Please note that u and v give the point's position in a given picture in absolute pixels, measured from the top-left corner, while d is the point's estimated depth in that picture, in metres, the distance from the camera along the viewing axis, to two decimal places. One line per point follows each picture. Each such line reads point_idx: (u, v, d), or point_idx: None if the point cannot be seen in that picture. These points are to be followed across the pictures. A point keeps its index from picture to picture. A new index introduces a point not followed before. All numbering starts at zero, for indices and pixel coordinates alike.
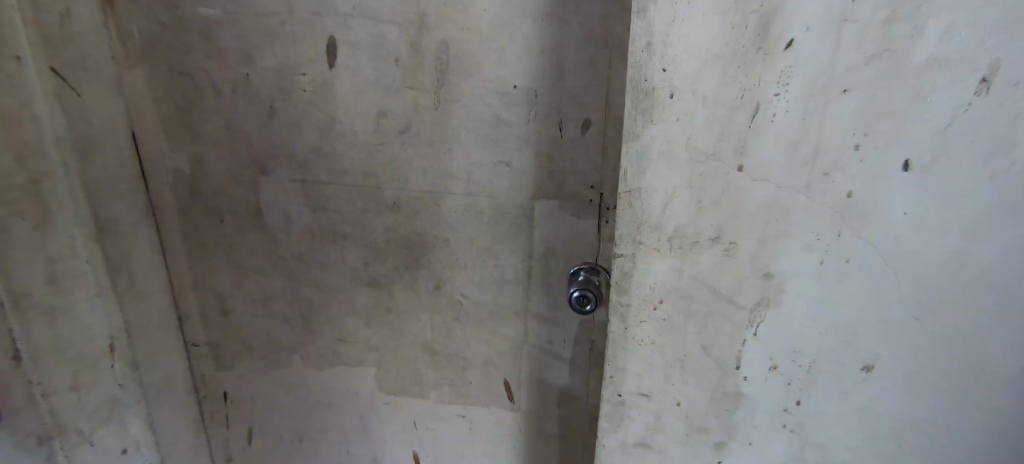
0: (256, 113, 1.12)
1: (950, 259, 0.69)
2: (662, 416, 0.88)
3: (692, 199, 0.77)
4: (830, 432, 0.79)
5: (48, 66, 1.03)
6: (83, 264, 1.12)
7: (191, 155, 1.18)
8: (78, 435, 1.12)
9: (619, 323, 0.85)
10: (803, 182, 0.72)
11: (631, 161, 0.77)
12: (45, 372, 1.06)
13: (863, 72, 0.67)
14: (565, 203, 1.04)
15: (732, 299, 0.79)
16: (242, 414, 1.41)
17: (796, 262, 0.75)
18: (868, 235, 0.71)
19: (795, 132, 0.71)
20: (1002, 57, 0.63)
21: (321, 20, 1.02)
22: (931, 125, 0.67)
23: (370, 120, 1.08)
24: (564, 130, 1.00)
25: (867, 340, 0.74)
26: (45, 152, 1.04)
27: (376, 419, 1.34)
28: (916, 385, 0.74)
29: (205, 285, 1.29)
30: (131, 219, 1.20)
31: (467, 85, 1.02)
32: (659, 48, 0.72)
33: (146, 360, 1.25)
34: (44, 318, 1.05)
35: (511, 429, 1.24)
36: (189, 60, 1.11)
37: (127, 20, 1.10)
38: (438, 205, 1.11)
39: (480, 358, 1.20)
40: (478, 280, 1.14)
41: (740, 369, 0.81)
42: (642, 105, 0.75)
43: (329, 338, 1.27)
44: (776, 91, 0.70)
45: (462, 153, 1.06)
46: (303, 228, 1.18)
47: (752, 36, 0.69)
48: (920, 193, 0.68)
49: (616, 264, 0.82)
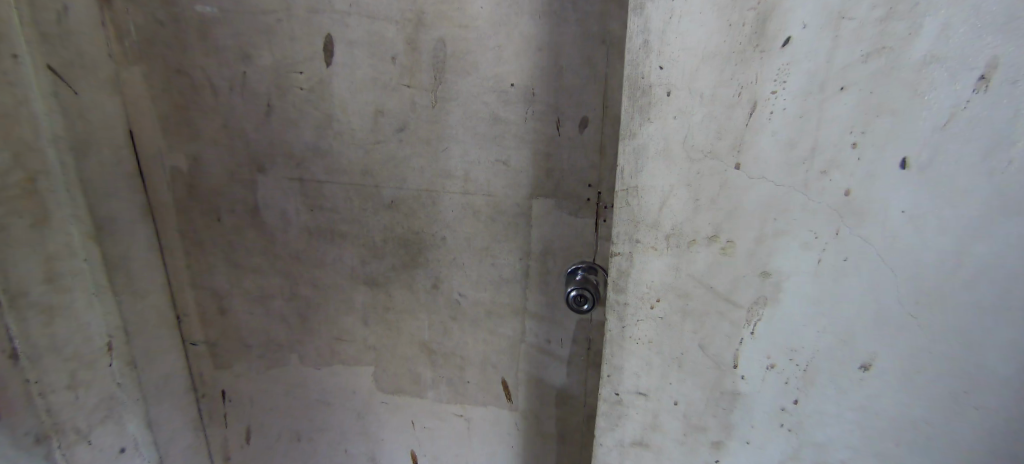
0: (254, 112, 1.12)
1: (948, 258, 0.69)
2: (659, 415, 0.87)
3: (690, 197, 0.76)
4: (830, 434, 0.78)
5: (45, 64, 1.03)
6: (80, 263, 1.12)
7: (189, 153, 1.18)
8: (76, 434, 1.12)
9: (617, 322, 0.85)
10: (800, 180, 0.72)
11: (629, 159, 0.77)
12: (42, 371, 1.05)
13: (861, 69, 0.67)
14: (563, 202, 1.04)
15: (730, 299, 0.78)
16: (240, 414, 1.41)
17: (793, 260, 0.74)
18: (866, 233, 0.71)
19: (794, 130, 0.71)
20: (1001, 54, 0.63)
21: (318, 18, 1.02)
22: (929, 123, 0.66)
23: (367, 119, 1.08)
24: (561, 128, 1.00)
25: (865, 339, 0.74)
26: (43, 150, 1.04)
27: (374, 419, 1.33)
28: (914, 384, 0.73)
29: (203, 284, 1.29)
30: (129, 217, 1.19)
31: (465, 83, 1.01)
32: (657, 46, 0.73)
33: (144, 359, 1.25)
34: (40, 316, 1.05)
35: (510, 429, 1.23)
36: (187, 58, 1.11)
37: (125, 19, 1.10)
38: (435, 204, 1.10)
39: (478, 357, 1.19)
40: (476, 279, 1.13)
41: (737, 368, 0.81)
42: (640, 102, 0.75)
43: (327, 337, 1.27)
44: (773, 88, 0.70)
45: (459, 151, 1.06)
46: (300, 226, 1.18)
47: (749, 34, 0.69)
48: (918, 192, 0.68)
49: (614, 262, 0.82)
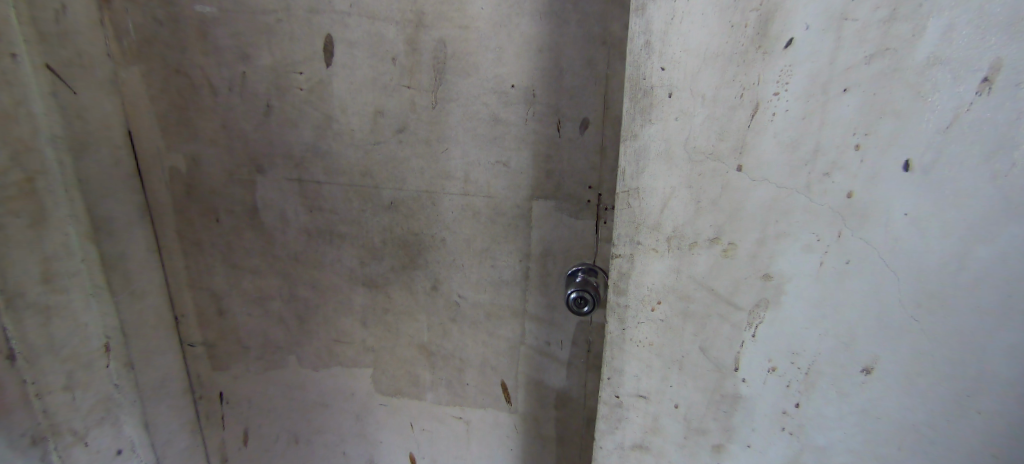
0: (252, 113, 1.11)
1: (951, 260, 0.68)
2: (660, 418, 0.87)
3: (691, 199, 0.76)
4: (831, 438, 0.78)
5: (43, 63, 1.02)
6: (77, 263, 1.11)
7: (187, 152, 1.17)
8: (72, 436, 1.11)
9: (617, 324, 0.84)
10: (802, 183, 0.71)
11: (629, 160, 0.77)
12: (39, 372, 1.05)
13: (863, 71, 0.67)
14: (563, 204, 1.03)
15: (732, 301, 0.78)
16: (237, 415, 1.40)
17: (795, 263, 0.74)
18: (867, 236, 0.70)
19: (795, 132, 0.70)
20: (1004, 56, 0.62)
21: (318, 19, 1.02)
22: (933, 125, 0.66)
23: (367, 119, 1.07)
24: (562, 129, 0.99)
25: (866, 341, 0.73)
26: (40, 150, 1.04)
27: (373, 421, 1.33)
28: (915, 386, 0.72)
29: (201, 284, 1.28)
30: (127, 218, 1.19)
31: (465, 84, 1.01)
32: (659, 47, 0.72)
33: (142, 360, 1.24)
34: (37, 317, 1.05)
35: (509, 431, 1.23)
36: (185, 58, 1.10)
37: (124, 18, 1.10)
38: (435, 205, 1.10)
39: (477, 359, 1.19)
40: (476, 281, 1.13)
41: (738, 371, 0.80)
42: (642, 103, 0.75)
43: (325, 338, 1.27)
44: (775, 90, 0.70)
45: (459, 153, 1.05)
46: (299, 227, 1.18)
47: (752, 35, 0.69)
48: (921, 194, 0.68)
49: (614, 264, 0.82)
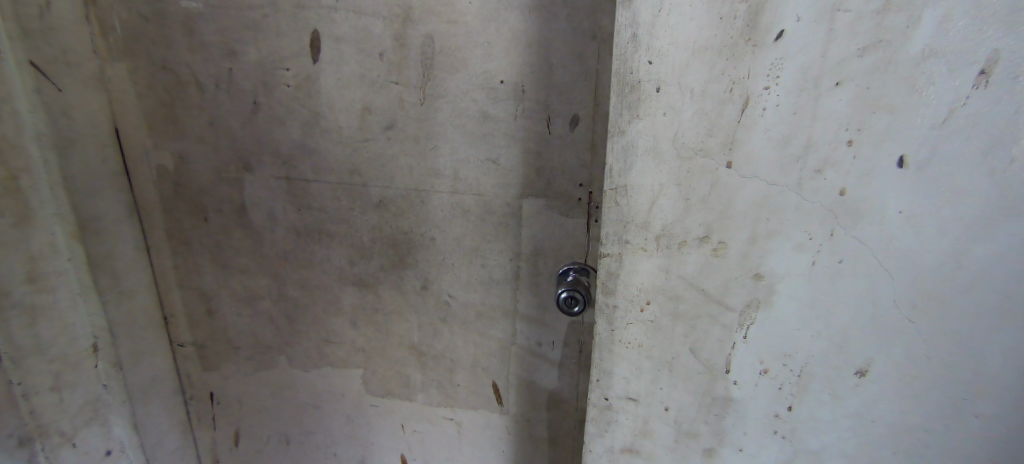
0: (240, 109, 1.10)
1: (947, 259, 0.66)
2: (650, 421, 0.85)
3: (680, 196, 0.74)
4: (824, 442, 0.76)
5: (27, 59, 1.01)
6: (64, 263, 1.10)
7: (175, 150, 1.16)
8: (60, 436, 1.10)
9: (606, 324, 0.83)
10: (793, 179, 0.70)
11: (617, 157, 0.75)
12: (26, 372, 1.04)
13: (856, 64, 0.65)
14: (553, 202, 1.01)
15: (722, 302, 0.76)
16: (228, 415, 1.38)
17: (787, 263, 0.72)
18: (860, 235, 0.68)
19: (787, 127, 0.68)
20: (1002, 48, 0.60)
21: (304, 14, 1.01)
22: (928, 120, 0.64)
23: (355, 116, 1.06)
24: (552, 126, 0.97)
25: (860, 343, 0.71)
26: (26, 149, 1.02)
27: (364, 422, 1.31)
28: (911, 389, 0.70)
29: (191, 284, 1.26)
30: (114, 217, 1.17)
31: (453, 79, 0.99)
32: (646, 40, 0.71)
33: (131, 361, 1.22)
34: (23, 317, 1.04)
35: (500, 432, 1.21)
36: (171, 54, 1.09)
37: (109, 14, 1.08)
38: (424, 203, 1.08)
39: (468, 360, 1.17)
40: (466, 280, 1.11)
41: (729, 374, 0.79)
42: (629, 99, 0.73)
43: (315, 338, 1.25)
44: (765, 84, 0.68)
45: (447, 150, 1.04)
46: (287, 225, 1.16)
47: (741, 27, 0.67)
48: (917, 191, 0.66)
49: (603, 264, 0.80)
